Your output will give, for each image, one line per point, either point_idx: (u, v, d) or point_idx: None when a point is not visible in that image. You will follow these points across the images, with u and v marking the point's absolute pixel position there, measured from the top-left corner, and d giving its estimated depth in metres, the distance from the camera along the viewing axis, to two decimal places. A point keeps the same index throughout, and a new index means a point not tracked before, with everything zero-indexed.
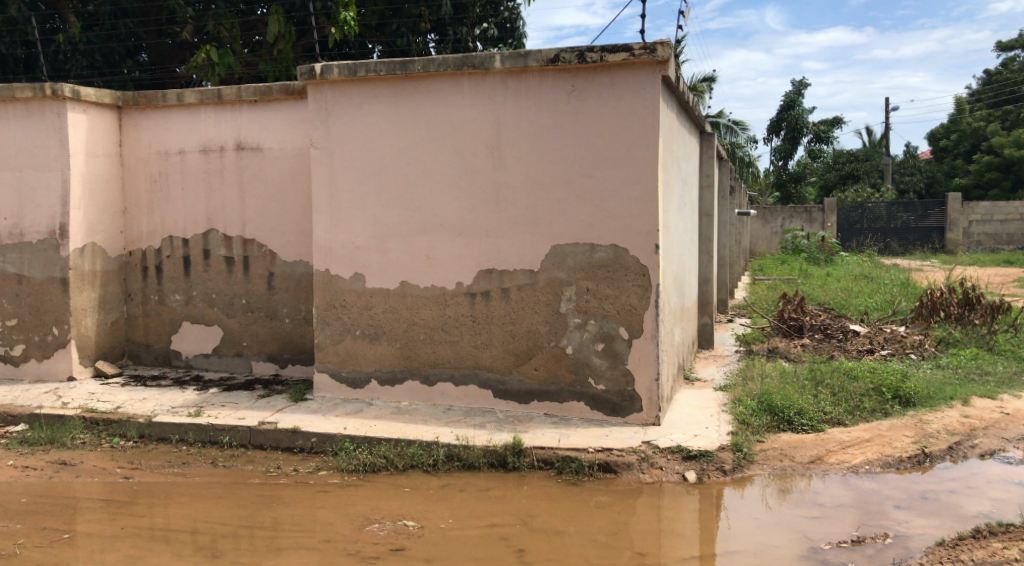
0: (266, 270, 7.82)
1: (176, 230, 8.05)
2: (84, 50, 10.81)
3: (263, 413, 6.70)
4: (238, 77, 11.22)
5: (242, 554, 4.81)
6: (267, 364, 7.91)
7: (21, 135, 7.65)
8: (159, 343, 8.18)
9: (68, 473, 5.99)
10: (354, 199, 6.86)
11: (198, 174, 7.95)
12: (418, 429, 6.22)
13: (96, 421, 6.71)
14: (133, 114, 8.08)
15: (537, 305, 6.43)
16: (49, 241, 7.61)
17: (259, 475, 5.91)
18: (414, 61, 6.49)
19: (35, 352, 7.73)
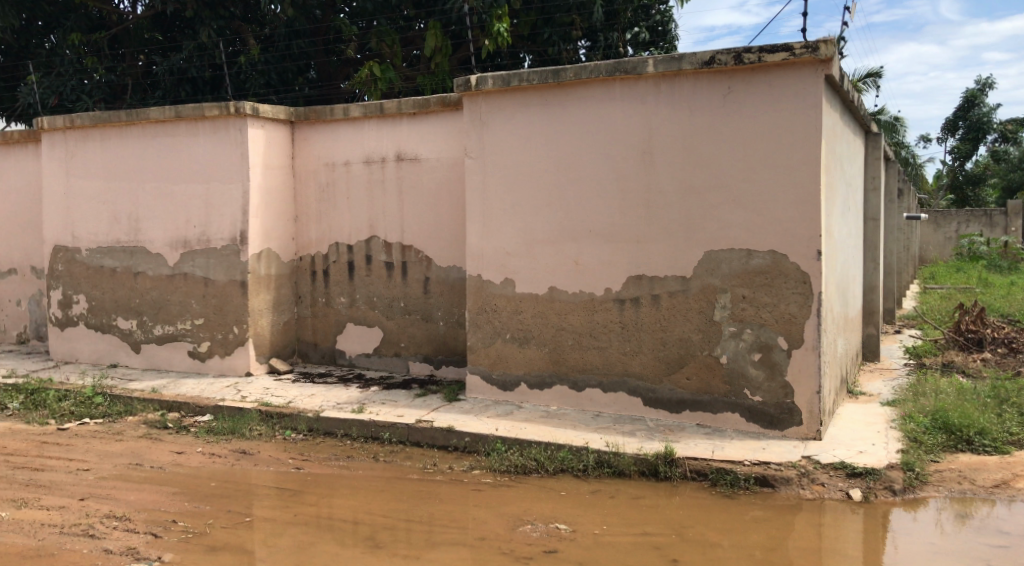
0: (423, 275, 8.12)
1: (341, 236, 8.49)
2: (262, 70, 11.59)
3: (420, 411, 6.95)
4: (399, 90, 11.69)
5: (404, 546, 5.02)
6: (423, 364, 8.20)
7: (210, 150, 8.30)
8: (325, 342, 8.65)
9: (247, 461, 6.44)
10: (505, 206, 7.01)
11: (361, 183, 8.35)
12: (568, 434, 6.28)
13: (271, 414, 7.18)
14: (303, 129, 8.59)
15: (690, 312, 6.35)
16: (230, 247, 8.21)
17: (417, 471, 6.14)
18: (566, 69, 6.58)
19: (218, 349, 8.36)
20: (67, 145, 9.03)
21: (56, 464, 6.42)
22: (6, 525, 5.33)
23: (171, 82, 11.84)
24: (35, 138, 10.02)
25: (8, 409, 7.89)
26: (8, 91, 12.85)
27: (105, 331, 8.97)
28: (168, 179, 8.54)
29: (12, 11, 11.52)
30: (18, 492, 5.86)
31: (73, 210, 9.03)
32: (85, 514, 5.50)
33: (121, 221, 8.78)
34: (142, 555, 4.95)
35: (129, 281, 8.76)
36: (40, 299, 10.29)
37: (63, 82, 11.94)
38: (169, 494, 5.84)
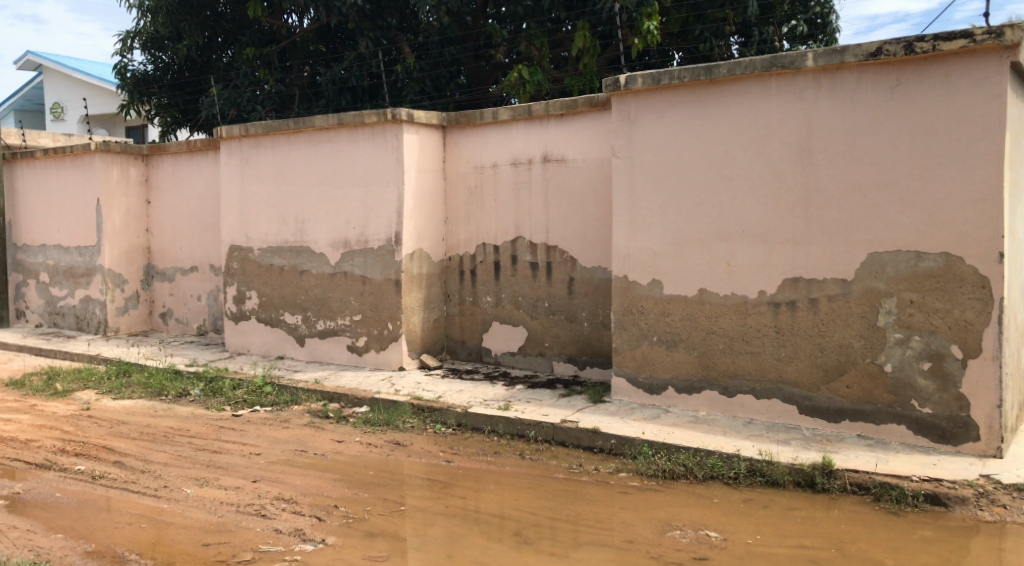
0: (568, 276, 8.11)
1: (489, 237, 8.62)
2: (417, 78, 11.96)
3: (566, 411, 6.96)
4: (548, 93, 11.77)
5: (551, 544, 5.03)
6: (568, 364, 8.19)
7: (368, 155, 8.63)
8: (473, 340, 8.80)
9: (401, 452, 6.65)
10: (653, 207, 6.90)
11: (509, 185, 8.45)
12: (718, 440, 6.13)
13: (422, 408, 7.39)
14: (454, 132, 8.78)
15: (851, 318, 6.06)
16: (386, 246, 8.51)
17: (564, 471, 6.15)
18: (719, 65, 6.43)
19: (374, 344, 8.68)
20: (241, 152, 9.63)
21: (232, 447, 6.87)
22: (191, 502, 5.76)
23: (333, 92, 12.39)
24: (214, 146, 10.75)
25: (188, 395, 8.50)
26: (191, 104, 13.84)
27: (273, 324, 9.51)
28: (329, 182, 8.95)
29: (196, 29, 12.82)
30: (199, 472, 6.32)
31: (246, 212, 9.62)
32: (258, 495, 5.86)
33: (287, 223, 9.27)
34: (308, 536, 5.22)
35: (295, 278, 9.24)
36: (216, 295, 11.01)
37: (240, 94, 12.78)
38: (330, 480, 6.11)
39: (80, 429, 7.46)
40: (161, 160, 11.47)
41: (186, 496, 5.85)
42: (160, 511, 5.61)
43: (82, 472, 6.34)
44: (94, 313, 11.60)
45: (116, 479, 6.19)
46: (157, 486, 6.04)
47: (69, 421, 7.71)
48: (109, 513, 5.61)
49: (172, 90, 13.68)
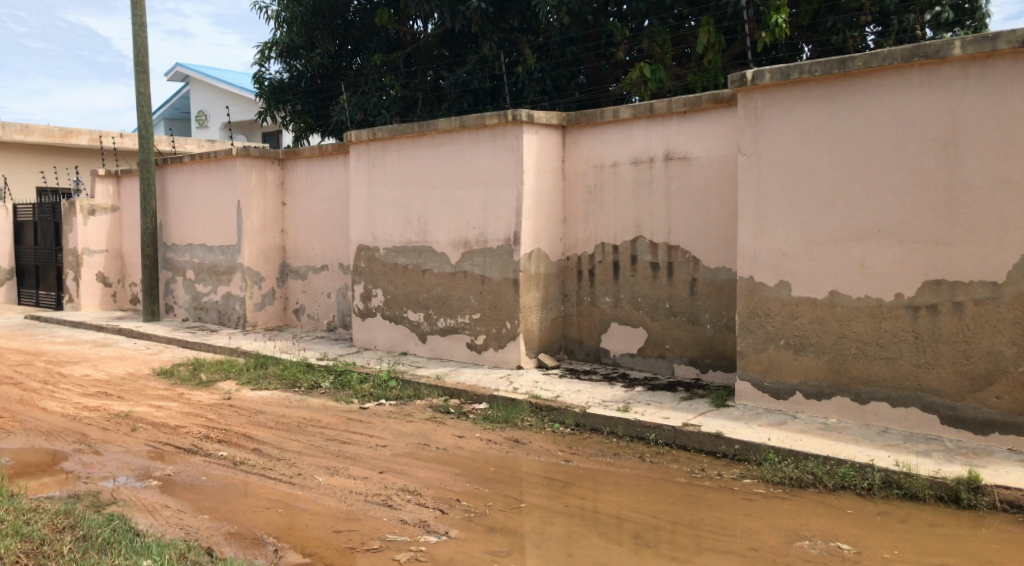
0: (689, 276, 7.97)
1: (608, 237, 8.57)
2: (538, 78, 12.00)
3: (687, 415, 6.84)
4: (670, 90, 11.59)
5: (673, 548, 4.96)
6: (689, 367, 8.04)
7: (488, 156, 8.74)
8: (591, 340, 8.77)
9: (520, 450, 6.70)
10: (781, 206, 6.69)
11: (629, 184, 8.36)
12: (851, 449, 5.89)
13: (541, 407, 7.42)
14: (573, 132, 8.77)
15: (1002, 323, 5.72)
16: (505, 246, 8.59)
17: (685, 475, 6.04)
18: (855, 57, 6.19)
19: (493, 342, 8.77)
20: (369, 155, 9.93)
21: (360, 439, 7.10)
22: (323, 490, 5.99)
23: (456, 95, 12.63)
24: (344, 149, 11.13)
25: (319, 387, 8.84)
26: (322, 110, 14.36)
27: (397, 321, 9.75)
28: (451, 183, 9.10)
29: (329, 38, 13.41)
30: (329, 462, 6.56)
31: (373, 213, 9.92)
32: (384, 485, 6.04)
33: (411, 223, 9.50)
34: (431, 529, 5.34)
35: (418, 277, 9.46)
36: (345, 292, 11.39)
37: (368, 99, 13.17)
38: (453, 475, 6.22)
39: (222, 417, 7.88)
40: (295, 164, 11.97)
41: (318, 484, 6.09)
42: (295, 498, 5.86)
43: (225, 458, 6.70)
44: (235, 308, 12.23)
45: (254, 466, 6.51)
46: (292, 473, 6.31)
47: (212, 409, 8.16)
48: (249, 498, 5.90)
49: (306, 97, 14.28)
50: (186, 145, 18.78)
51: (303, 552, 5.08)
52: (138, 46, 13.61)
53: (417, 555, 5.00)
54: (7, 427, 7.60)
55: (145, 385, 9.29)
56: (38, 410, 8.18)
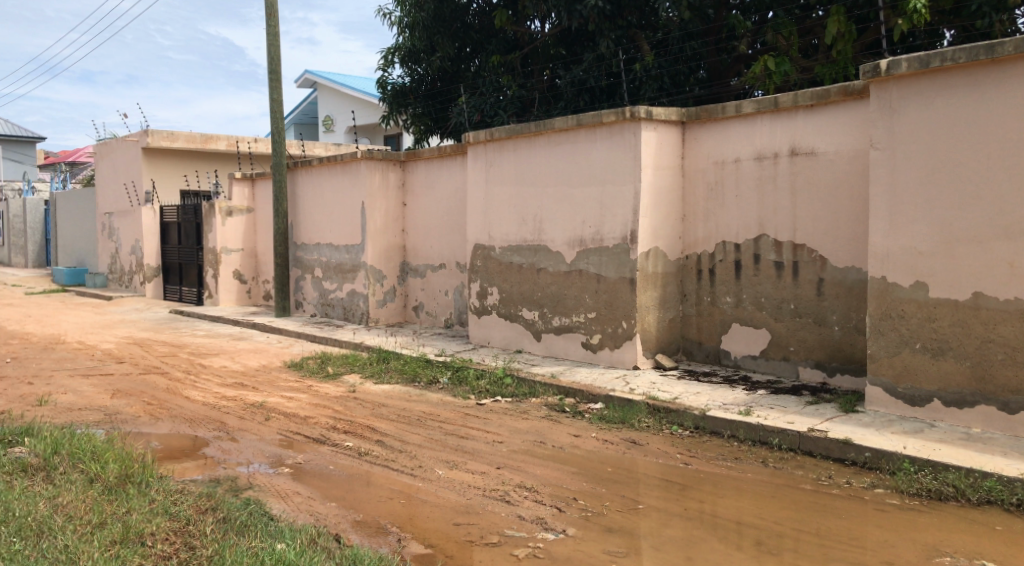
0: (816, 276, 7.68)
1: (729, 235, 8.35)
2: (655, 75, 11.80)
3: (813, 420, 6.60)
4: (797, 83, 11.19)
5: (798, 557, 4.78)
6: (815, 370, 7.74)
7: (605, 153, 8.67)
8: (711, 341, 8.57)
9: (637, 451, 6.61)
10: (918, 202, 6.35)
11: (751, 180, 8.12)
12: (997, 462, 5.54)
13: (658, 408, 7.31)
14: (693, 128, 8.59)
15: None
16: (622, 245, 8.51)
17: (811, 482, 5.82)
18: (1004, 42, 5.82)
19: (609, 341, 8.70)
20: (486, 155, 10.02)
21: (478, 434, 7.17)
22: (443, 483, 6.09)
23: (573, 93, 12.60)
24: (462, 150, 11.27)
25: (437, 382, 9.00)
26: (442, 112, 14.60)
27: (513, 319, 9.81)
28: (568, 182, 9.08)
29: (448, 41, 13.62)
30: (448, 455, 6.66)
31: (490, 212, 10.01)
32: (502, 481, 6.08)
33: (527, 222, 9.53)
34: (549, 526, 5.34)
35: (533, 276, 9.48)
36: (462, 290, 11.53)
37: (485, 101, 13.31)
38: (570, 473, 6.20)
39: (347, 409, 8.12)
40: (415, 165, 12.22)
41: (438, 477, 6.20)
42: (415, 490, 5.97)
43: (350, 448, 6.91)
44: (358, 305, 12.61)
45: (378, 457, 6.68)
46: (413, 466, 6.44)
47: (338, 401, 8.43)
48: (373, 488, 6.06)
49: (427, 100, 14.57)
50: (314, 147, 19.50)
51: (425, 543, 5.17)
52: (271, 55, 14.23)
53: (535, 551, 5.01)
54: (153, 413, 8.08)
55: (276, 376, 9.69)
56: (181, 398, 8.67)
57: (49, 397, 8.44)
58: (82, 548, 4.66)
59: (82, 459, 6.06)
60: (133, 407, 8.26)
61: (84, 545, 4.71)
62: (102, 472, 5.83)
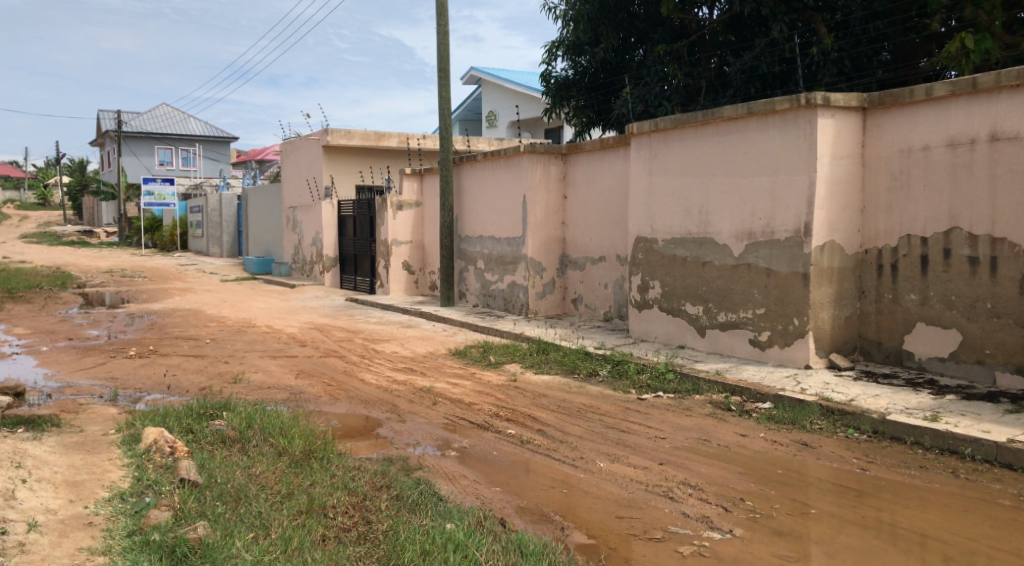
0: (1017, 273, 7.09)
1: (915, 228, 7.85)
2: (835, 59, 11.27)
3: (1012, 430, 6.11)
4: (996, 62, 10.34)
5: None
6: (1014, 377, 7.15)
7: (778, 142, 8.36)
8: (892, 341, 8.10)
9: (809, 453, 6.35)
10: None
11: (942, 169, 7.59)
12: None
13: (832, 409, 6.99)
14: (877, 114, 8.13)
15: None
16: (795, 238, 8.19)
17: (1010, 497, 5.40)
18: None
19: (778, 339, 8.40)
20: (650, 146, 9.89)
21: (639, 429, 7.12)
22: (605, 475, 6.09)
23: (743, 81, 12.23)
24: (625, 142, 11.17)
25: (598, 374, 8.99)
26: (604, 104, 14.52)
27: (675, 314, 9.65)
28: (736, 173, 8.82)
29: (612, 32, 13.51)
30: (610, 448, 6.64)
31: (653, 204, 9.88)
32: (665, 477, 6.00)
33: (692, 215, 9.34)
34: (715, 525, 5.23)
35: (698, 269, 9.29)
36: (622, 283, 11.46)
37: (649, 91, 13.22)
38: (736, 473, 6.04)
39: (510, 397, 8.27)
40: (577, 158, 12.23)
41: (600, 469, 6.20)
42: (577, 480, 6.01)
43: (513, 436, 7.03)
44: (519, 297, 12.80)
45: (540, 446, 6.76)
46: (575, 456, 6.48)
47: (501, 390, 8.60)
48: (535, 475, 6.14)
49: (589, 92, 14.52)
50: (479, 142, 19.93)
51: (588, 533, 5.20)
52: (441, 53, 14.65)
53: (700, 550, 4.92)
54: (332, 394, 8.55)
55: (443, 363, 10.01)
56: (356, 381, 9.13)
57: (241, 376, 9.11)
58: (273, 516, 5.02)
59: (272, 433, 6.50)
60: (314, 387, 8.77)
61: (275, 513, 5.07)
62: (289, 446, 6.24)
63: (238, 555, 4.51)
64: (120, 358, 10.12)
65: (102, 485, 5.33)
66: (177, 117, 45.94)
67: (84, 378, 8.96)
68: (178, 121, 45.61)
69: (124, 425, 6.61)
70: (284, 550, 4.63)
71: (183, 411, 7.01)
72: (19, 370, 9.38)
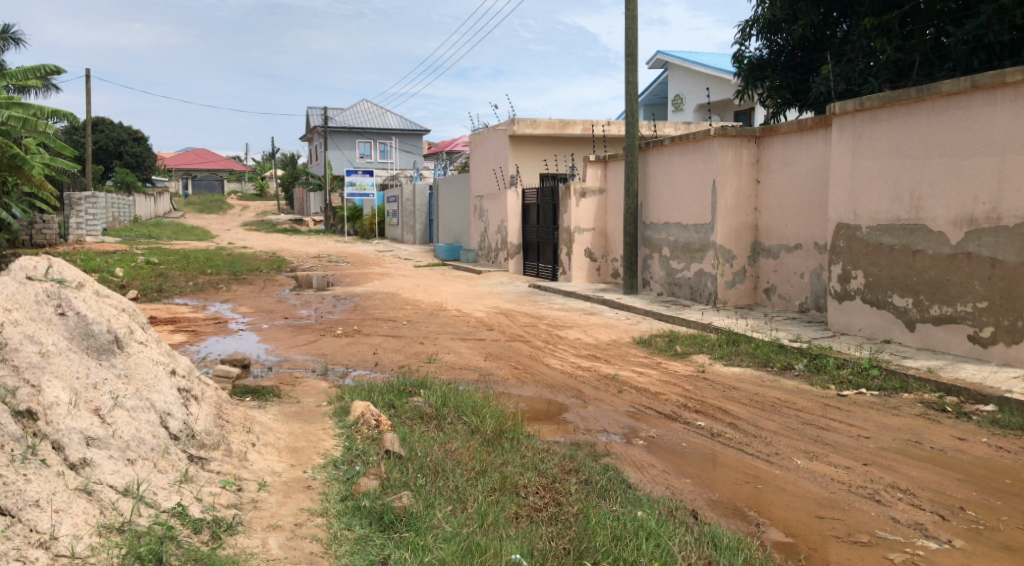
0: None
1: None
2: None
3: None
4: None
5: None
6: None
7: (1008, 119, 7.61)
8: None
9: None
10: None
11: None
12: None
13: None
14: None
15: None
16: None
17: None
18: None
19: (1003, 336, 7.66)
20: (854, 126, 9.29)
21: (840, 426, 6.72)
22: (803, 473, 5.79)
23: (964, 52, 11.32)
24: (826, 122, 10.55)
25: (793, 368, 8.58)
26: (803, 84, 13.80)
27: (881, 306, 9.03)
28: (957, 152, 8.11)
29: (812, 8, 12.77)
30: (807, 445, 6.31)
31: (857, 188, 9.27)
32: (871, 478, 5.62)
33: (902, 199, 8.69)
34: (930, 533, 4.84)
35: (908, 259, 8.64)
36: (820, 273, 10.87)
37: (853, 68, 12.54)
38: (953, 479, 5.57)
39: (698, 389, 8.05)
40: (772, 140, 11.69)
41: (797, 466, 5.90)
42: (771, 476, 5.75)
43: (702, 428, 6.83)
44: (706, 286, 12.46)
45: (731, 440, 6.52)
46: (769, 452, 6.20)
47: (689, 380, 8.39)
48: (724, 469, 5.93)
49: (786, 72, 13.89)
50: (665, 127, 19.53)
51: (786, 531, 4.95)
52: (629, 38, 14.46)
53: (914, 558, 4.58)
54: (520, 376, 8.67)
55: (628, 351, 9.91)
56: (543, 365, 9.23)
57: (436, 356, 9.45)
58: (468, 491, 5.15)
59: (466, 412, 6.66)
60: (503, 370, 8.94)
61: (471, 488, 5.19)
62: (482, 425, 6.38)
63: (439, 525, 4.66)
64: (328, 336, 10.77)
65: (318, 452, 5.69)
66: (374, 111, 48.25)
67: (299, 353, 9.62)
68: (376, 116, 47.92)
69: (334, 398, 7.02)
70: (482, 524, 4.73)
71: (385, 387, 7.34)
72: (244, 345, 10.21)
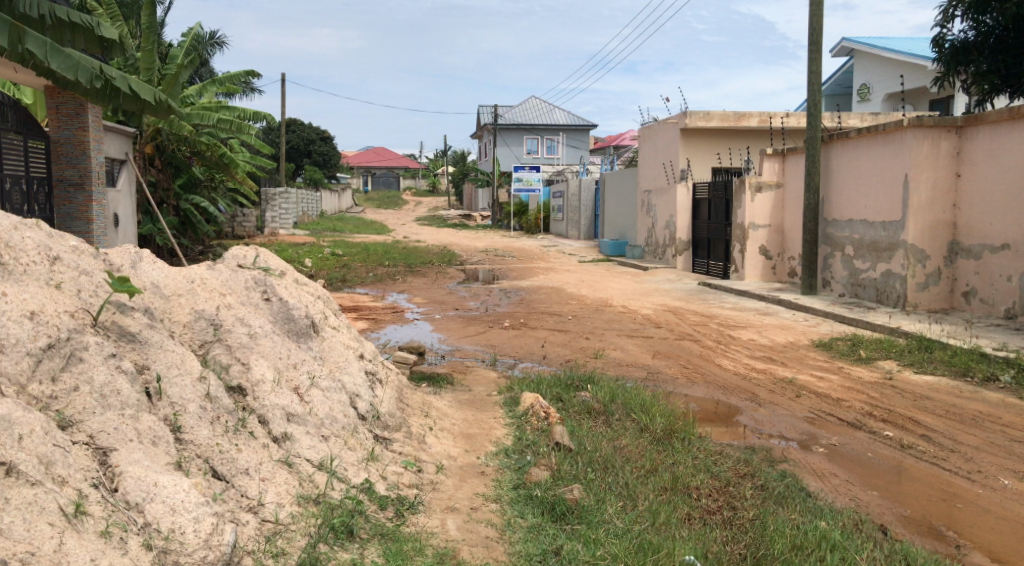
0: None
1: None
2: None
3: None
4: None
5: None
6: None
7: None
8: None
9: None
10: None
11: None
12: None
13: None
14: None
15: None
16: None
17: None
18: None
19: None
20: None
21: None
22: (1010, 494, 5.34)
23: None
24: None
25: (997, 380, 7.92)
26: (1016, 67, 12.65)
27: None
28: None
29: None
30: (1015, 465, 5.81)
31: None
32: None
33: None
34: None
35: None
36: None
37: None
38: None
39: (885, 396, 7.60)
40: (977, 131, 10.83)
41: (1003, 486, 5.45)
42: (972, 495, 5.34)
43: (891, 438, 6.43)
44: (895, 287, 11.73)
45: (924, 453, 6.11)
46: (970, 469, 5.76)
47: (874, 387, 7.93)
48: (917, 484, 5.57)
49: (995, 55, 12.80)
50: (850, 118, 18.53)
51: (990, 556, 4.59)
52: (814, 25, 13.81)
53: None
54: (690, 376, 8.51)
55: (806, 354, 9.50)
56: (714, 365, 9.01)
57: (603, 351, 9.44)
58: (639, 488, 5.10)
59: (635, 408, 6.61)
60: (672, 368, 8.81)
61: (642, 486, 5.15)
62: (652, 424, 6.30)
63: (611, 520, 4.65)
64: (498, 328, 11.01)
65: (490, 440, 5.83)
66: (544, 107, 48.78)
67: (469, 343, 9.89)
68: (545, 112, 48.34)
69: (504, 388, 7.16)
70: (653, 523, 4.68)
71: (553, 380, 7.41)
72: (419, 333, 10.61)
